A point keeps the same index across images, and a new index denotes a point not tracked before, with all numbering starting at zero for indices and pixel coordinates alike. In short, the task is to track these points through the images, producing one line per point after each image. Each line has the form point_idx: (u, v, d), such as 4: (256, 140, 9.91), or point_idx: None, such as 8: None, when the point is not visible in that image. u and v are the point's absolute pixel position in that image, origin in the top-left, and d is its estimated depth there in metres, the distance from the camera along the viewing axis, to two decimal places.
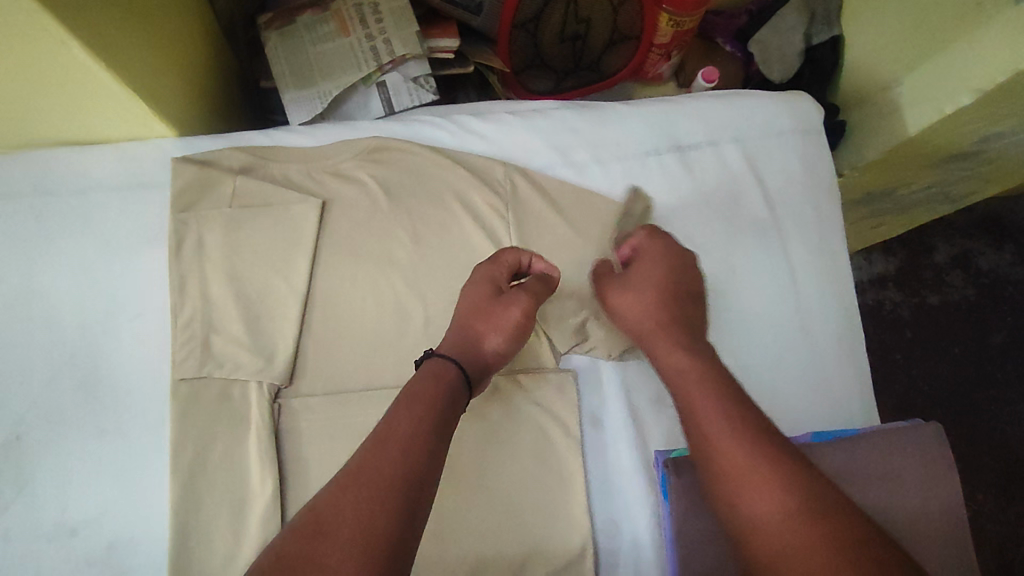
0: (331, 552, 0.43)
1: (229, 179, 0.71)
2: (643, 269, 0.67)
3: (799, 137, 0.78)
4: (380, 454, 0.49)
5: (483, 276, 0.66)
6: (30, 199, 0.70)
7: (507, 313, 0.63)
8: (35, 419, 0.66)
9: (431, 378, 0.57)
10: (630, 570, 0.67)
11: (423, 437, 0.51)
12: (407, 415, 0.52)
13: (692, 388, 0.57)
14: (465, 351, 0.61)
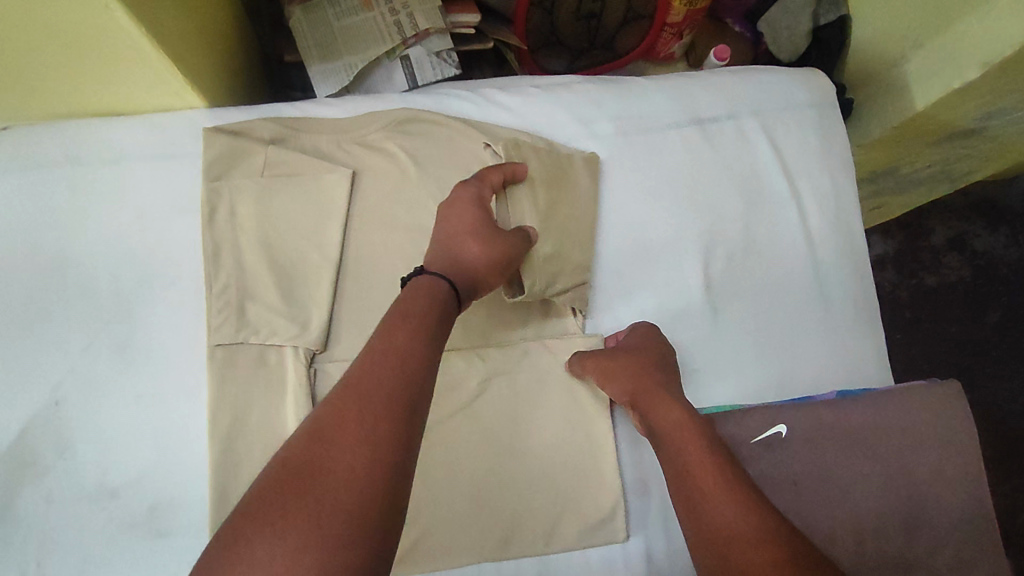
0: (336, 455, 0.45)
1: (261, 150, 0.72)
2: (636, 346, 0.68)
3: (816, 111, 0.80)
4: (375, 367, 0.50)
5: (468, 196, 0.67)
6: (62, 169, 0.71)
7: (498, 237, 0.66)
8: (73, 385, 0.66)
9: (424, 294, 0.59)
10: (660, 525, 0.69)
11: (417, 352, 0.53)
12: (400, 333, 0.54)
13: (676, 433, 0.59)
14: (457, 267, 0.63)
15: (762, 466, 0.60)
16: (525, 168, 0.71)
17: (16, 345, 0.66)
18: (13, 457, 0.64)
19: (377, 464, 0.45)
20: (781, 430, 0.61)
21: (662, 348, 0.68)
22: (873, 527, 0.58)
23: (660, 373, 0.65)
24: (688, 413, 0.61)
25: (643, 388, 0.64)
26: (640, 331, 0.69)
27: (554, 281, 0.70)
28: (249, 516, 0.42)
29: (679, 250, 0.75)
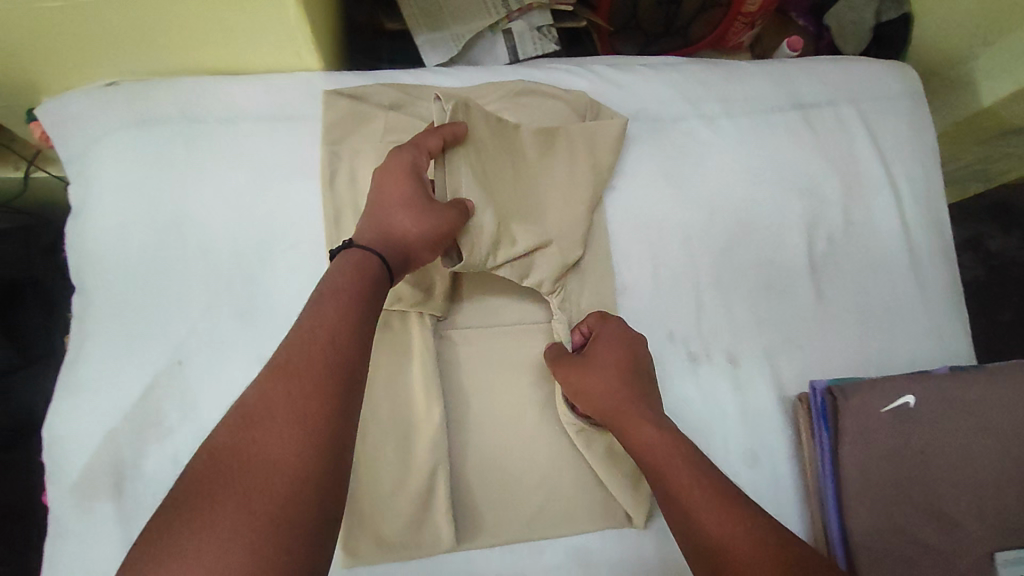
0: (265, 441, 0.43)
1: (381, 114, 0.71)
2: (608, 355, 0.64)
3: (909, 101, 0.83)
4: (306, 350, 0.47)
5: (400, 162, 0.61)
6: (177, 126, 0.70)
7: (431, 207, 0.60)
8: (194, 345, 0.66)
9: (352, 269, 0.55)
10: (769, 497, 0.69)
11: (350, 331, 0.50)
12: (333, 310, 0.50)
13: (658, 452, 0.58)
14: (387, 240, 0.58)
15: (889, 435, 0.63)
16: (466, 130, 0.64)
17: (140, 303, 0.67)
18: (139, 416, 0.64)
19: (311, 449, 0.43)
20: (907, 401, 0.63)
21: (632, 348, 0.65)
22: (996, 496, 0.60)
23: (634, 386, 0.63)
24: (662, 425, 0.60)
25: (617, 406, 0.62)
26: (609, 330, 0.66)
27: (493, 251, 0.65)
28: (174, 507, 0.40)
29: (785, 230, 0.77)
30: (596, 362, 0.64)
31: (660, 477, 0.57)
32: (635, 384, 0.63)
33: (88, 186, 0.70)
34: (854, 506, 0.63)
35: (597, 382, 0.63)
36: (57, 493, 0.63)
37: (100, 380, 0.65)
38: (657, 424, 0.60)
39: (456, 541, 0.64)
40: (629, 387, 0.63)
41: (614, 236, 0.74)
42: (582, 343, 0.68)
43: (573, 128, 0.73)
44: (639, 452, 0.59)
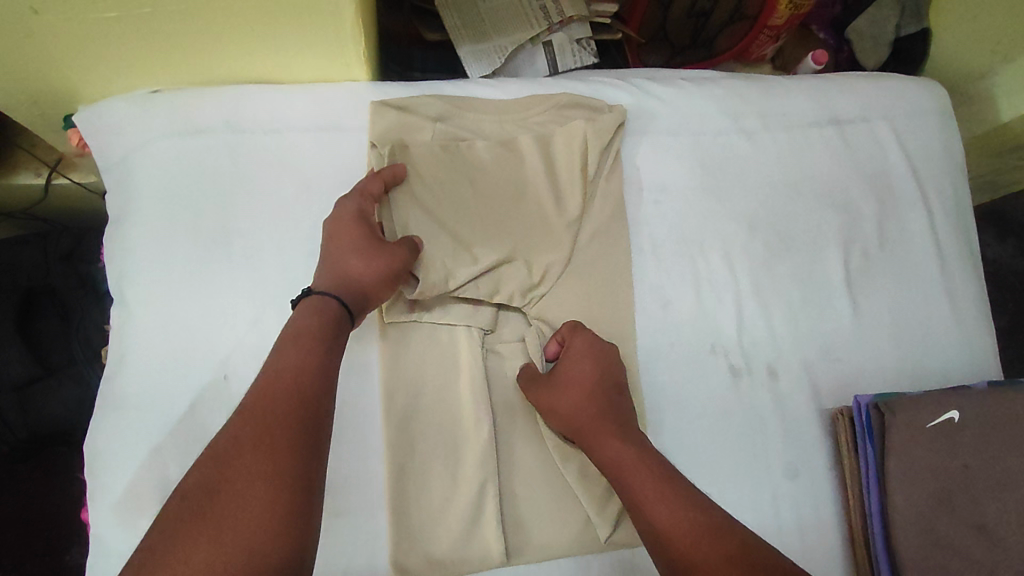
0: (236, 477, 0.45)
1: (428, 126, 0.72)
2: (574, 372, 0.65)
3: (940, 117, 0.84)
4: (274, 390, 0.51)
5: (343, 210, 0.64)
6: (223, 135, 0.69)
7: (377, 245, 0.63)
8: (241, 358, 0.65)
9: (310, 313, 0.57)
10: (811, 508, 0.70)
11: (315, 368, 0.53)
12: (299, 352, 0.54)
13: (626, 464, 0.60)
14: (341, 284, 0.60)
15: (933, 450, 0.63)
16: (405, 170, 0.68)
17: (183, 316, 0.66)
18: (183, 431, 0.63)
19: (281, 478, 0.46)
20: (952, 416, 0.64)
21: (600, 360, 0.66)
22: None
23: (602, 400, 0.64)
24: (627, 438, 0.62)
25: (584, 423, 0.63)
26: (576, 342, 0.67)
27: (454, 272, 0.67)
28: (152, 550, 0.41)
29: (822, 244, 0.78)
30: (564, 382, 0.65)
31: (625, 487, 0.59)
32: (601, 399, 0.64)
33: (128, 195, 0.69)
34: (899, 521, 0.63)
35: (566, 402, 0.64)
36: (99, 510, 0.62)
37: (142, 393, 0.64)
38: (626, 442, 0.61)
39: (504, 555, 0.64)
40: (598, 404, 0.64)
41: (655, 249, 0.74)
42: (556, 354, 0.69)
43: (557, 139, 0.74)
44: (609, 470, 0.61)
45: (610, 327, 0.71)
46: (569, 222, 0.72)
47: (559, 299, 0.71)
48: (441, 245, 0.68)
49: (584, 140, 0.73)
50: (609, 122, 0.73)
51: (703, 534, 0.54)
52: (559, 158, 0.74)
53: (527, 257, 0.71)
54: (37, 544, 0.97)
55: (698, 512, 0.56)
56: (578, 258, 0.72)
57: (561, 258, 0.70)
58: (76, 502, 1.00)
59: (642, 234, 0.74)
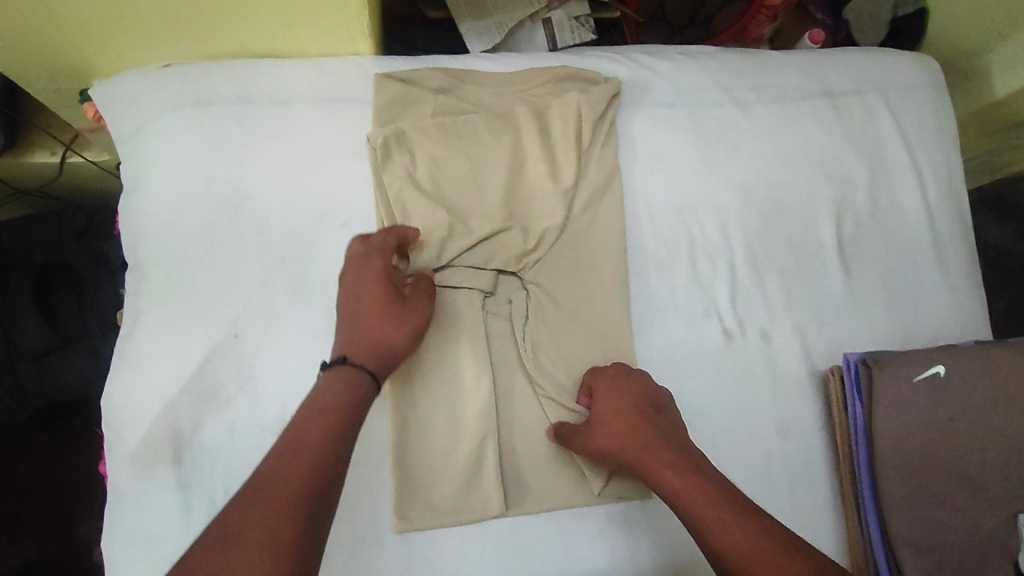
0: (241, 552, 0.46)
1: (430, 97, 0.74)
2: (614, 405, 0.66)
3: (932, 91, 0.86)
4: (287, 467, 0.52)
5: (354, 271, 0.64)
6: (232, 107, 0.72)
7: (399, 304, 0.63)
8: (250, 319, 0.68)
9: (342, 390, 0.58)
10: (801, 466, 0.73)
11: (329, 454, 0.54)
12: (314, 432, 0.54)
13: (689, 492, 0.59)
14: (376, 351, 0.61)
15: (921, 402, 0.65)
16: (417, 233, 0.69)
17: (194, 279, 0.68)
18: (197, 387, 0.66)
19: (278, 560, 0.47)
20: (939, 370, 0.66)
21: (637, 389, 0.66)
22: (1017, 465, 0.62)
23: (649, 428, 0.64)
24: (683, 464, 0.61)
25: (639, 455, 0.63)
26: (610, 375, 0.68)
27: (447, 243, 0.70)
28: None
29: (814, 213, 0.79)
30: (606, 417, 0.65)
31: (691, 515, 0.59)
32: (644, 424, 0.64)
33: (142, 165, 0.72)
34: (887, 474, 0.65)
35: (613, 437, 0.64)
36: (117, 461, 0.65)
37: (157, 352, 0.66)
38: (681, 469, 0.61)
39: (504, 507, 0.66)
40: (648, 430, 0.63)
41: (651, 217, 0.76)
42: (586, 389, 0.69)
43: (552, 111, 0.75)
44: (674, 499, 0.60)
45: (607, 288, 0.72)
46: (563, 190, 0.73)
47: (556, 265, 0.73)
48: (439, 224, 0.70)
49: (578, 111, 0.74)
50: (602, 92, 0.75)
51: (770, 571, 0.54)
52: (555, 129, 0.75)
53: (525, 225, 0.73)
54: (51, 513, 1.00)
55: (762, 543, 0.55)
56: (574, 225, 0.74)
57: (556, 225, 0.72)
58: (89, 472, 1.03)
59: (638, 202, 0.76)
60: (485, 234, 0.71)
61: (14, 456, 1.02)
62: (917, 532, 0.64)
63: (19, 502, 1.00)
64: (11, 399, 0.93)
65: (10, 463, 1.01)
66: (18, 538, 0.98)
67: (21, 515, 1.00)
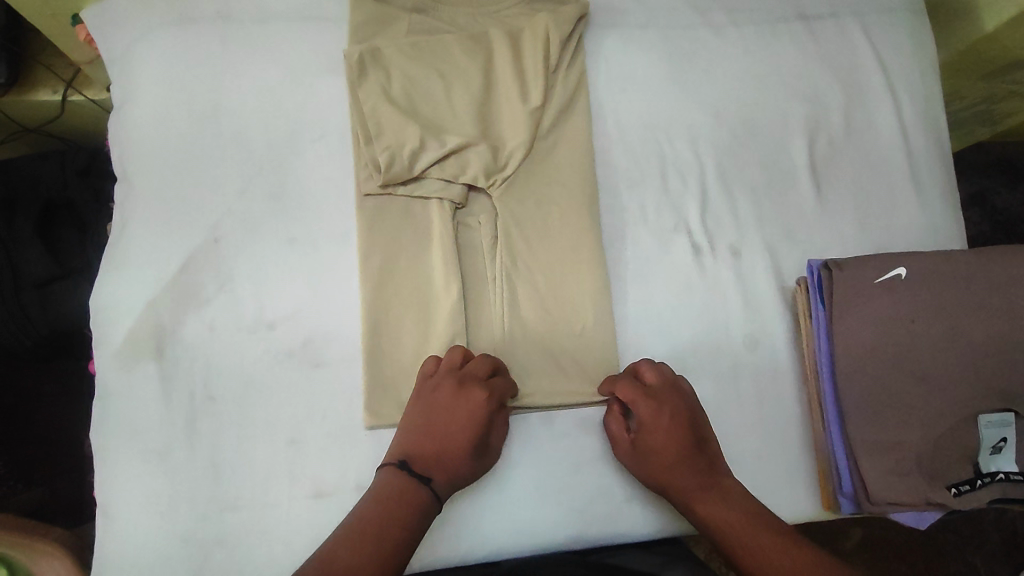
0: None
1: (405, 16, 0.76)
2: (657, 432, 0.66)
3: (910, 14, 0.86)
4: (351, 550, 0.55)
5: (468, 389, 0.64)
6: (215, 26, 0.75)
7: (482, 453, 0.64)
8: (230, 225, 0.70)
9: (412, 505, 0.60)
10: (769, 376, 0.73)
11: (393, 542, 0.57)
12: (384, 522, 0.58)
13: (728, 523, 0.62)
14: (447, 482, 0.63)
15: (881, 303, 0.66)
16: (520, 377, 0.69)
17: (177, 188, 0.71)
18: (178, 286, 0.69)
19: None
20: (900, 273, 0.67)
21: (679, 420, 0.66)
22: (971, 371, 0.64)
23: (691, 458, 0.65)
24: (723, 498, 0.63)
25: (675, 480, 0.65)
26: (649, 404, 0.66)
27: (419, 153, 0.71)
28: None
29: (787, 133, 0.80)
30: (647, 446, 0.66)
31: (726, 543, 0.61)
32: (684, 453, 0.65)
33: (128, 80, 0.74)
34: (845, 374, 0.67)
35: (649, 458, 0.66)
36: (103, 357, 0.68)
37: (142, 255, 0.69)
38: (711, 499, 0.63)
39: None
40: (685, 462, 0.65)
41: (620, 135, 0.78)
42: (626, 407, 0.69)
43: (524, 33, 0.76)
44: (705, 527, 0.63)
45: (575, 204, 0.74)
46: (531, 107, 0.74)
47: (526, 182, 0.74)
48: (411, 135, 0.71)
49: (547, 31, 0.76)
50: (569, 12, 0.77)
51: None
52: (526, 49, 0.76)
53: (496, 141, 0.74)
54: (62, 459, 1.04)
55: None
56: (543, 143, 0.76)
57: (523, 142, 0.73)
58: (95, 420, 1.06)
59: (608, 121, 0.78)
60: (458, 148, 0.72)
61: (28, 405, 1.06)
62: (875, 431, 0.66)
63: (31, 449, 1.04)
64: (16, 324, 0.96)
65: (25, 408, 1.05)
66: (31, 483, 1.02)
67: (34, 462, 1.03)
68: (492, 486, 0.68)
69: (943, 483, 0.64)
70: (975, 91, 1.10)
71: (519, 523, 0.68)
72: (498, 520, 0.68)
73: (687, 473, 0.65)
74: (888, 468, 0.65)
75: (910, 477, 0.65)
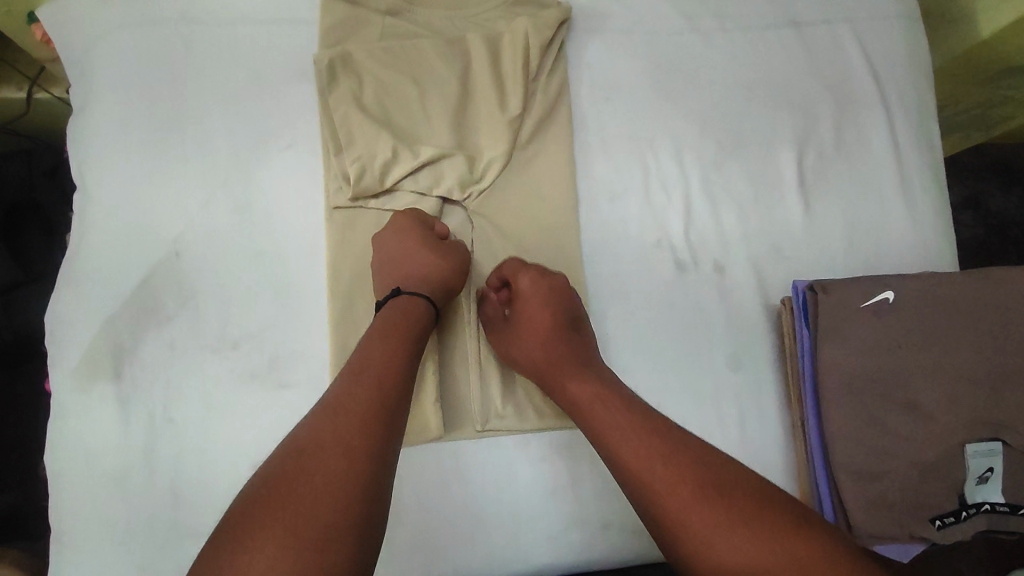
0: (317, 467, 0.47)
1: (378, 19, 0.73)
2: (529, 311, 0.67)
3: (904, 21, 0.83)
4: (354, 390, 0.52)
5: (399, 222, 0.67)
6: (178, 26, 0.72)
7: (438, 244, 0.67)
8: (192, 238, 0.67)
9: (412, 318, 0.61)
10: (752, 399, 0.71)
11: (397, 370, 0.55)
12: (378, 357, 0.56)
13: (590, 402, 0.60)
14: (432, 284, 0.65)
15: (867, 328, 0.64)
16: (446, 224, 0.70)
17: (138, 199, 0.68)
18: (137, 303, 0.66)
19: (353, 474, 0.47)
20: (887, 296, 0.65)
21: (553, 301, 0.66)
22: (953, 395, 0.62)
23: (562, 338, 0.65)
24: (592, 377, 0.62)
25: (547, 364, 0.64)
26: (524, 283, 0.67)
27: (391, 166, 0.69)
28: (232, 529, 0.44)
29: (776, 145, 0.78)
30: (521, 326, 0.67)
31: (586, 421, 0.60)
32: (557, 337, 0.65)
33: (86, 84, 0.70)
34: (830, 399, 0.65)
35: (524, 342, 0.66)
36: (59, 377, 0.65)
37: (100, 270, 0.66)
38: (579, 378, 0.62)
39: (442, 431, 0.66)
40: (554, 340, 0.65)
41: (602, 144, 0.75)
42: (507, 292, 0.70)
43: (503, 39, 0.73)
44: (570, 406, 0.62)
45: (553, 220, 0.72)
46: (509, 118, 0.72)
47: (503, 195, 0.72)
48: (383, 146, 0.69)
49: (527, 37, 0.73)
50: (550, 17, 0.74)
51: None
52: (503, 55, 0.73)
53: (471, 152, 0.71)
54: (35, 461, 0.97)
55: (744, 488, 0.51)
56: (521, 155, 0.73)
57: (501, 154, 0.71)
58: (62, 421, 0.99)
59: (589, 129, 0.75)
60: (433, 160, 0.70)
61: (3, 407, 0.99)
62: (858, 458, 0.63)
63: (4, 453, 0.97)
64: None
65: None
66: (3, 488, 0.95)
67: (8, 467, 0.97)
68: (464, 513, 0.66)
69: (927, 514, 0.62)
70: (970, 97, 1.07)
71: (494, 559, 0.65)
72: (471, 554, 0.65)
73: (559, 351, 0.64)
74: (870, 500, 0.63)
75: (896, 510, 0.62)
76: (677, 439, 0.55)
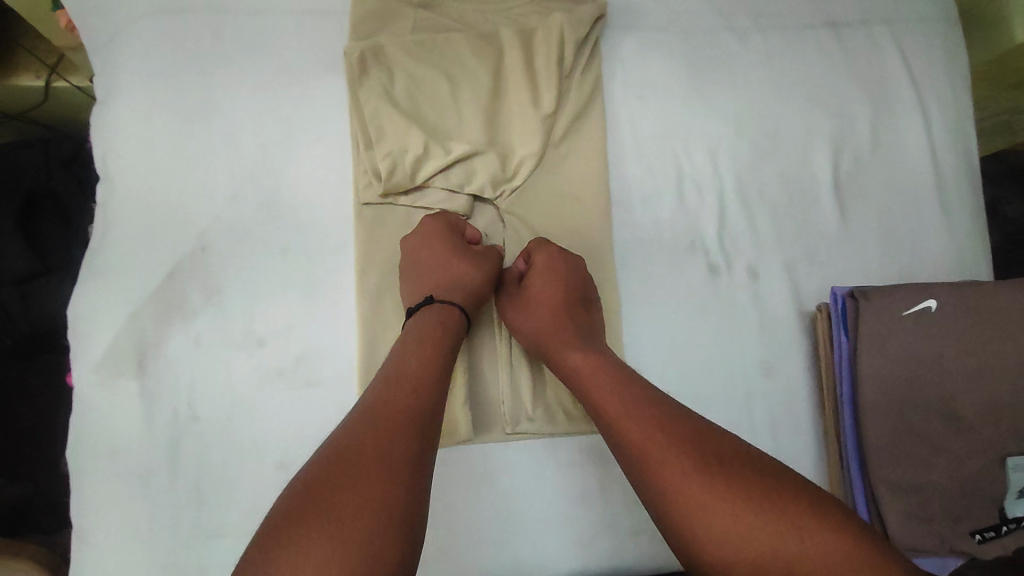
0: (359, 474, 0.45)
1: (410, 11, 0.72)
2: (539, 287, 0.65)
3: (942, 23, 0.81)
4: (391, 398, 0.51)
5: (427, 228, 0.66)
6: (206, 16, 0.70)
7: (465, 250, 0.66)
8: (218, 233, 0.66)
9: (439, 325, 0.60)
10: (785, 407, 0.69)
11: (431, 379, 0.54)
12: (413, 365, 0.55)
13: (592, 377, 0.59)
14: (459, 290, 0.64)
15: (908, 337, 0.63)
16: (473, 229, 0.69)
17: (163, 191, 0.67)
18: (162, 298, 0.64)
19: (395, 481, 0.46)
20: (929, 305, 0.64)
21: (565, 280, 0.65)
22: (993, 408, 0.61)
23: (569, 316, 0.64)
24: (594, 353, 0.61)
25: (549, 338, 0.63)
26: (540, 259, 0.66)
27: (423, 162, 0.68)
28: (275, 535, 0.42)
29: (812, 148, 0.76)
30: (529, 300, 0.66)
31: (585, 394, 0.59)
32: (563, 314, 0.64)
33: (112, 72, 0.69)
34: (868, 409, 0.64)
35: (529, 314, 0.65)
36: (81, 373, 0.63)
37: (124, 264, 0.65)
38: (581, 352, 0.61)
39: (471, 433, 0.65)
40: (562, 316, 0.64)
41: (635, 143, 0.73)
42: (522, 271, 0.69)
43: (537, 35, 0.72)
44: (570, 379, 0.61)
45: (585, 220, 0.71)
46: (543, 115, 0.70)
47: (535, 194, 0.70)
48: (415, 141, 0.67)
49: (562, 33, 0.71)
50: (586, 12, 0.72)
51: (831, 543, 0.45)
52: (536, 51, 0.72)
53: (503, 149, 0.70)
54: (47, 455, 0.97)
55: (742, 462, 0.50)
56: (554, 153, 0.72)
57: (533, 152, 0.69)
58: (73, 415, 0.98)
59: (622, 128, 0.74)
60: (465, 157, 0.68)
61: (14, 396, 0.98)
62: (897, 470, 0.63)
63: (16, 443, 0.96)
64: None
65: (11, 402, 0.97)
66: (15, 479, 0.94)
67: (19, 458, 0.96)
68: (492, 518, 0.64)
69: (966, 528, 0.62)
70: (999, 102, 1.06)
71: (522, 565, 0.64)
72: (499, 559, 0.64)
73: (565, 328, 0.64)
74: (910, 512, 0.62)
75: (934, 522, 0.62)
76: (682, 418, 0.53)
